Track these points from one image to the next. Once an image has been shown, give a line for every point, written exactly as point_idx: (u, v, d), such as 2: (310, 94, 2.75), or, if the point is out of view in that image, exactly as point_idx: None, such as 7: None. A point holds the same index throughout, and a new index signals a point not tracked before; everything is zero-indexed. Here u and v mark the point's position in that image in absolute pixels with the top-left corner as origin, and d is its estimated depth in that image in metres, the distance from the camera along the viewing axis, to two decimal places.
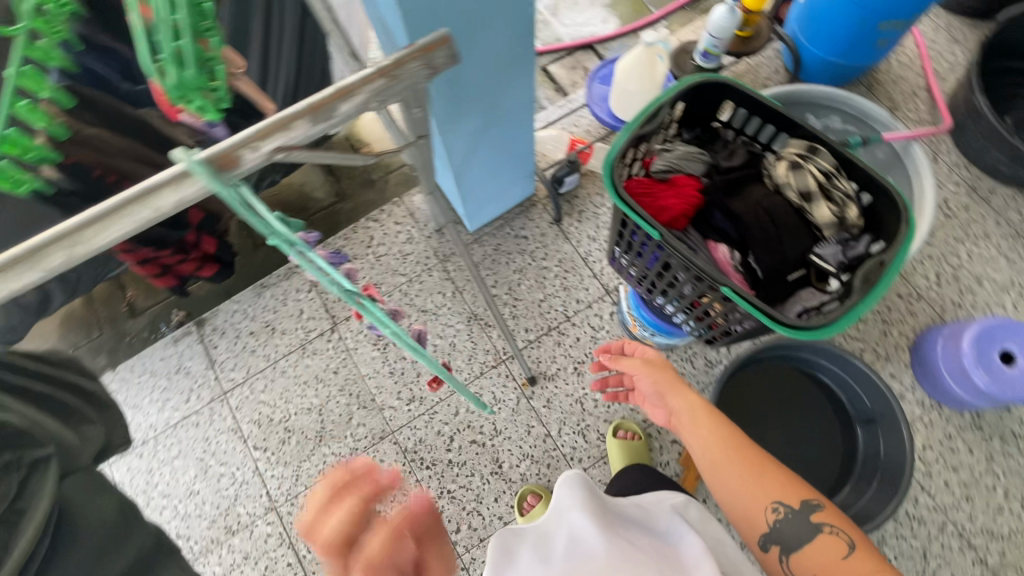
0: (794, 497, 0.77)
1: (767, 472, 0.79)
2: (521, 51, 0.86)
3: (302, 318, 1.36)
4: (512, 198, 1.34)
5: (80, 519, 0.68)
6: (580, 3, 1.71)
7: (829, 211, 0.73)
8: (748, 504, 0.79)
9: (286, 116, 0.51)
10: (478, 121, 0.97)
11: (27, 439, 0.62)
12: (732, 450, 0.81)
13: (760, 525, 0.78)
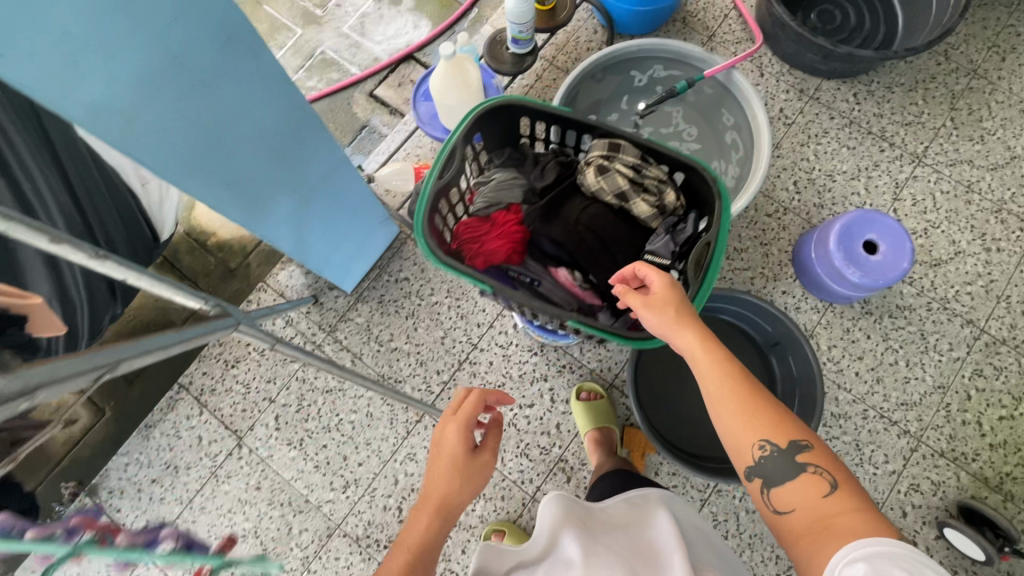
0: (785, 436, 0.66)
1: (761, 412, 0.67)
2: (304, 126, 0.78)
3: (202, 446, 1.24)
4: (378, 246, 1.25)
5: None
6: (386, 14, 1.61)
7: (646, 203, 0.80)
8: (736, 437, 0.67)
9: None
10: (290, 200, 0.87)
11: None
12: (735, 387, 0.67)
13: (744, 459, 0.67)
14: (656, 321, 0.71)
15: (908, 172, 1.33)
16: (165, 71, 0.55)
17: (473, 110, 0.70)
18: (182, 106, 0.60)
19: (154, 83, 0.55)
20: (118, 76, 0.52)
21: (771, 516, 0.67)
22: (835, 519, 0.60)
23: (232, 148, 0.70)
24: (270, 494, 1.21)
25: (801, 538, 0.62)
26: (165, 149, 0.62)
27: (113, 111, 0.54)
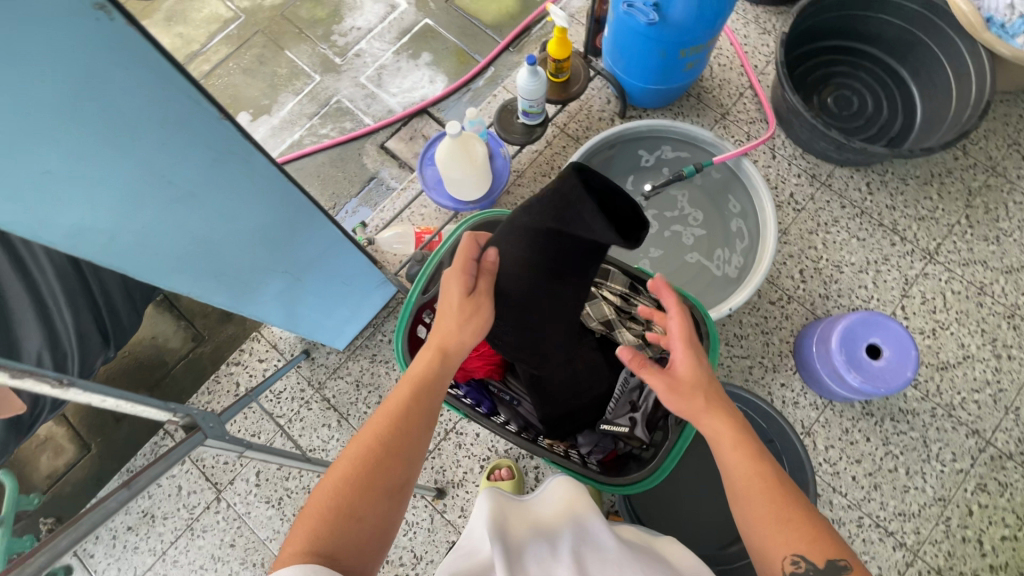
0: (821, 554, 0.59)
1: (801, 517, 0.62)
2: (302, 223, 0.79)
3: (180, 497, 1.24)
4: (374, 308, 1.24)
5: None
6: (404, 68, 1.64)
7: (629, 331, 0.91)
8: (765, 540, 0.62)
9: None
10: (286, 280, 0.89)
11: None
12: (759, 491, 0.63)
13: (772, 568, 0.61)
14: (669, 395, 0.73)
15: (919, 268, 1.29)
16: (144, 194, 0.57)
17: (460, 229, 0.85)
18: (168, 216, 0.61)
19: (137, 202, 0.57)
20: (102, 198, 0.54)
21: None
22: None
23: (224, 244, 0.71)
24: (244, 552, 1.20)
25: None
26: (150, 252, 0.64)
27: (95, 227, 0.56)
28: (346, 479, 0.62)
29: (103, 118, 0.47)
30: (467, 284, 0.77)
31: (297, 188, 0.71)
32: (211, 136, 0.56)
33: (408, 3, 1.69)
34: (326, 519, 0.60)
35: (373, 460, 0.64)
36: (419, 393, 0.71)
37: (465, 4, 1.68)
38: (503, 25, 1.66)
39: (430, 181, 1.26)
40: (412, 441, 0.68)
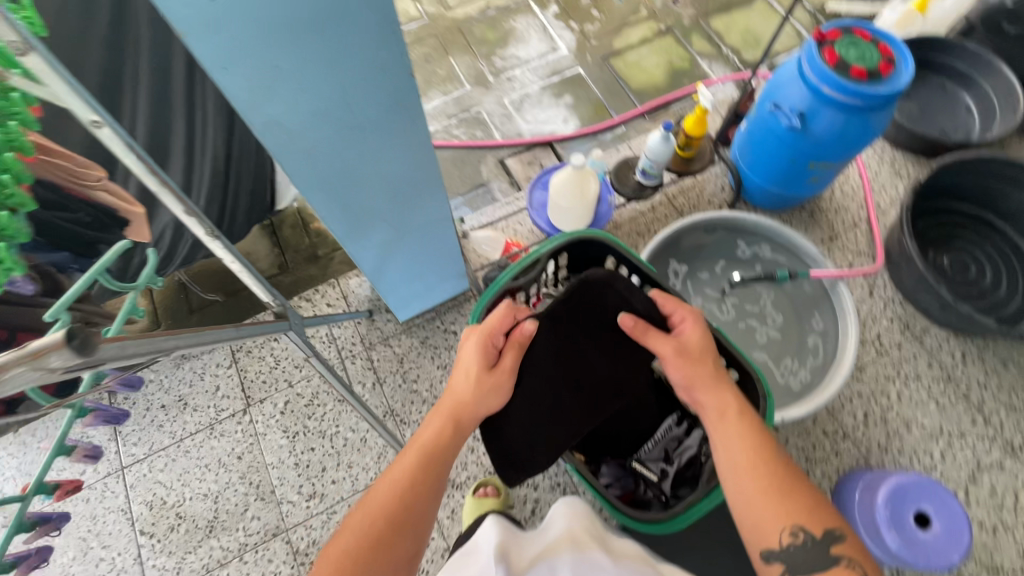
0: (818, 526, 0.69)
1: (796, 494, 0.71)
2: (425, 184, 0.86)
3: (214, 396, 1.32)
4: (443, 295, 1.31)
5: None
6: (545, 102, 1.77)
7: None
8: (766, 516, 0.70)
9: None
10: (389, 234, 0.97)
11: None
12: (764, 468, 0.72)
13: (772, 539, 0.70)
14: (682, 369, 0.81)
15: (995, 458, 1.20)
16: (333, 111, 0.65)
17: (564, 238, 0.88)
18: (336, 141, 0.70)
19: (321, 116, 0.65)
20: (301, 108, 0.63)
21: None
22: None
23: (362, 182, 0.80)
24: (246, 467, 1.25)
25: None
26: (307, 165, 0.72)
27: (282, 129, 0.65)
28: (363, 544, 0.69)
29: (341, 35, 0.56)
30: (487, 357, 0.83)
31: (435, 150, 0.79)
32: (401, 79, 0.64)
33: (568, 49, 1.85)
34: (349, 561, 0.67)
35: (394, 514, 0.72)
36: (434, 453, 0.78)
37: (618, 66, 1.81)
38: (646, 94, 1.76)
39: (536, 203, 1.34)
40: (421, 504, 0.74)
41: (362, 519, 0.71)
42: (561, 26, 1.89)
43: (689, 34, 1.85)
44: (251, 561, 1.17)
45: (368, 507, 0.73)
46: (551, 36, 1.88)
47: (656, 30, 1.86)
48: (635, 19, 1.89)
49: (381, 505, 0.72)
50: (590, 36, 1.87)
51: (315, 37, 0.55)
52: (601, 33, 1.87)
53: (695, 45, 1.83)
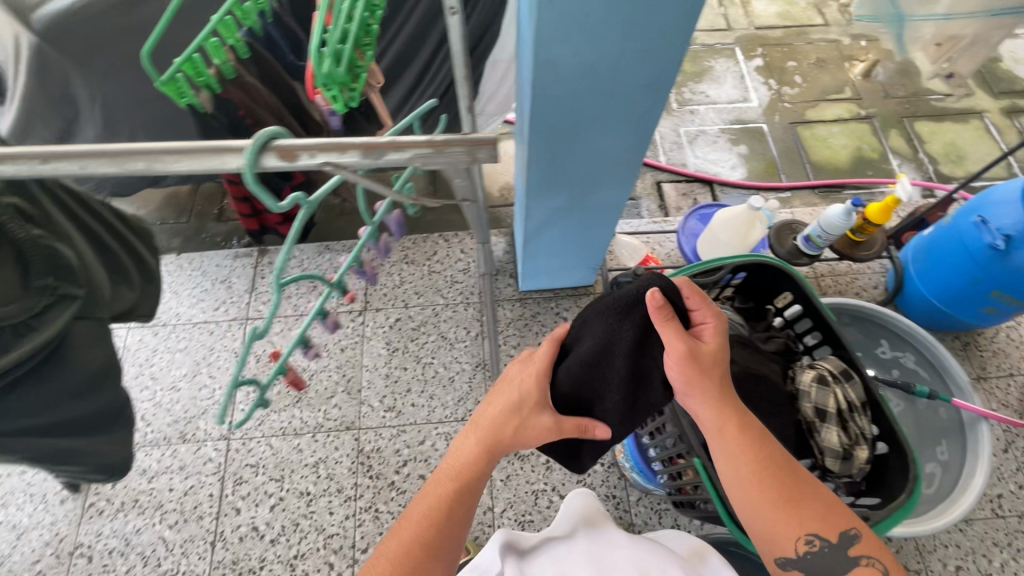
0: (833, 530, 0.59)
1: (806, 503, 0.60)
2: (623, 162, 0.91)
3: (341, 290, 1.44)
4: (569, 280, 1.36)
5: (80, 352, 0.61)
6: (719, 144, 1.77)
7: (837, 439, 0.66)
8: (778, 530, 0.60)
9: (340, 142, 0.53)
10: (564, 204, 1.01)
11: (74, 273, 0.59)
12: (771, 479, 0.60)
13: (787, 549, 0.60)
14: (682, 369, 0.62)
15: None
16: (602, 68, 0.71)
17: (751, 254, 0.74)
18: (585, 98, 0.76)
19: (590, 68, 0.71)
20: (580, 57, 0.69)
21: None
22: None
23: (579, 144, 0.85)
24: (345, 361, 1.35)
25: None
26: (548, 110, 0.77)
27: (553, 70, 0.71)
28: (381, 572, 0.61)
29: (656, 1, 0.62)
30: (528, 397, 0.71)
31: (652, 132, 0.84)
32: (673, 54, 0.70)
33: (759, 103, 1.84)
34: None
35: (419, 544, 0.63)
36: (462, 481, 0.68)
37: (803, 134, 1.78)
38: (823, 169, 1.71)
39: (688, 230, 1.33)
40: (448, 537, 0.65)
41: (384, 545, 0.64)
42: (760, 80, 1.89)
43: (888, 128, 1.79)
44: (320, 442, 1.26)
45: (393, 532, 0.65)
46: (746, 85, 1.88)
47: (854, 114, 1.81)
48: (837, 96, 1.85)
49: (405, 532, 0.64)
50: (785, 98, 1.85)
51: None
52: (797, 98, 1.85)
53: (890, 140, 1.76)
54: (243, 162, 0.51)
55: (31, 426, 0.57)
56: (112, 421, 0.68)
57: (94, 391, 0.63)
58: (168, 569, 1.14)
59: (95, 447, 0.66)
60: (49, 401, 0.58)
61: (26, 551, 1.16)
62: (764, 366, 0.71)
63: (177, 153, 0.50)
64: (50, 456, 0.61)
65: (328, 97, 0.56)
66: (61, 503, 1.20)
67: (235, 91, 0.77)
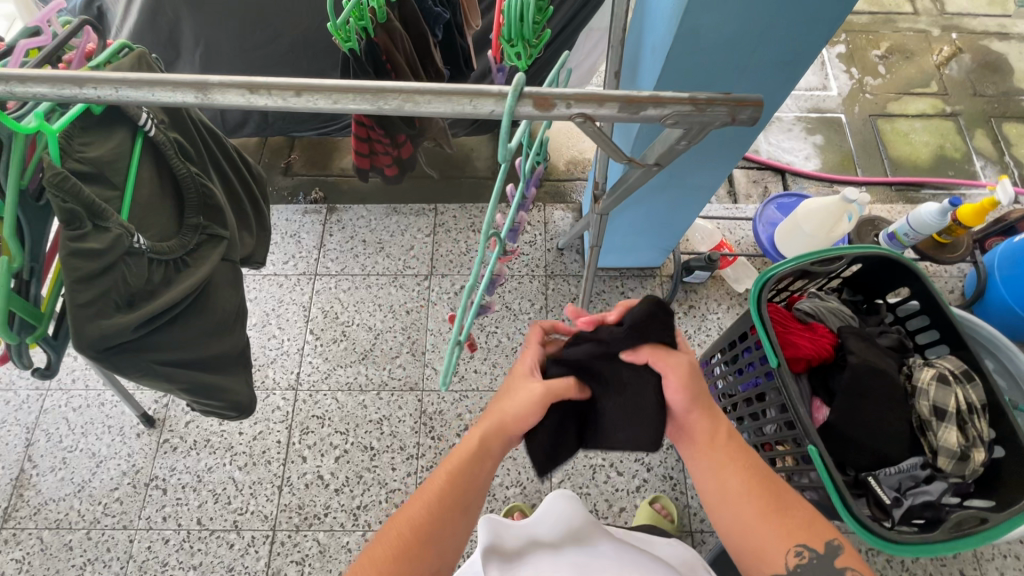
0: (817, 539, 0.56)
1: (787, 510, 0.57)
2: (735, 140, 0.88)
3: (408, 253, 1.45)
4: (639, 260, 1.33)
5: (219, 292, 0.63)
6: (794, 132, 1.71)
7: (957, 439, 0.65)
8: (761, 540, 0.56)
9: (600, 92, 0.44)
10: (661, 180, 1.00)
11: (219, 214, 0.63)
12: (752, 482, 0.58)
13: (774, 565, 0.55)
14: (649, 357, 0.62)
15: None
16: (747, 41, 0.69)
17: (881, 249, 0.72)
18: (721, 70, 0.74)
19: (734, 41, 0.69)
20: (725, 28, 0.67)
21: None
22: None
23: None
24: (410, 322, 1.36)
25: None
26: (677, 81, 0.76)
27: (694, 40, 0.69)
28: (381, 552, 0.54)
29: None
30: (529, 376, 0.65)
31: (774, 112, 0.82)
32: (824, 33, 0.68)
33: (839, 92, 1.77)
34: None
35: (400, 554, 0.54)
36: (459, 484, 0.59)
37: (883, 128, 1.71)
38: (903, 166, 1.65)
39: (765, 218, 1.30)
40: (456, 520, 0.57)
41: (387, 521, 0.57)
42: (841, 68, 1.82)
43: (974, 127, 1.71)
44: (384, 400, 1.28)
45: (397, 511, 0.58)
46: (826, 73, 1.81)
47: (939, 110, 1.74)
48: (922, 90, 1.78)
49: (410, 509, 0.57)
50: (866, 89, 1.78)
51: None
52: (879, 89, 1.78)
53: (975, 140, 1.69)
54: (476, 106, 0.42)
55: (185, 359, 0.59)
56: (240, 362, 0.68)
57: (228, 330, 0.64)
58: (236, 508, 1.18)
59: (230, 384, 0.65)
60: (196, 335, 0.59)
61: (104, 479, 1.20)
62: (883, 359, 0.70)
63: (431, 92, 0.41)
64: (196, 391, 0.61)
65: (510, 53, 0.55)
66: (138, 437, 1.24)
67: (383, 36, 0.73)
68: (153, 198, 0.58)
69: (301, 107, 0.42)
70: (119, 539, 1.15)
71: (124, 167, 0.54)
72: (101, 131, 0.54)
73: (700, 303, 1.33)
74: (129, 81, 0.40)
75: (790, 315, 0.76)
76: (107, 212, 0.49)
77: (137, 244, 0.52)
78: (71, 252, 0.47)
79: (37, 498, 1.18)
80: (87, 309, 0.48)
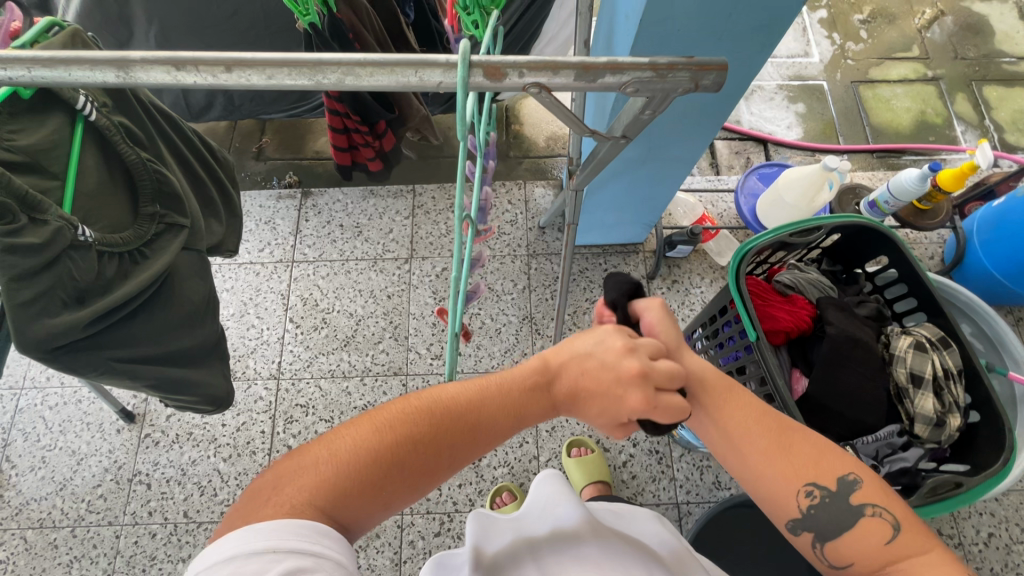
0: (829, 475, 0.54)
1: (796, 445, 0.55)
2: (714, 109, 0.86)
3: (387, 237, 1.42)
4: (622, 236, 1.32)
5: (183, 285, 0.61)
6: (776, 101, 1.68)
7: (932, 406, 0.66)
8: (771, 486, 0.55)
9: (554, 58, 0.42)
10: (639, 153, 0.97)
11: (176, 201, 0.61)
12: (758, 422, 0.56)
13: (788, 510, 0.55)
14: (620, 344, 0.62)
15: None
16: (723, 4, 0.66)
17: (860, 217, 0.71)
18: (694, 38, 0.71)
19: (708, 8, 0.66)
20: None
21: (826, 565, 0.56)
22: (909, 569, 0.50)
23: None
24: (392, 308, 1.34)
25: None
26: (652, 48, 0.73)
27: (667, 6, 0.66)
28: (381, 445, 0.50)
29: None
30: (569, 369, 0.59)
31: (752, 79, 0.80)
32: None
33: (821, 59, 1.75)
34: (318, 490, 0.46)
35: (412, 438, 0.50)
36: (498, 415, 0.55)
37: (865, 94, 1.70)
38: (884, 133, 1.64)
39: (747, 190, 1.28)
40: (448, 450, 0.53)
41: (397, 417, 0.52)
42: (822, 34, 1.79)
43: (955, 92, 1.70)
44: (368, 386, 1.27)
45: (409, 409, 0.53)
46: (808, 39, 1.78)
47: (920, 75, 1.72)
48: (903, 55, 1.76)
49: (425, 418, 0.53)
50: (848, 55, 1.76)
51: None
52: (861, 55, 1.76)
53: (956, 105, 1.68)
54: (405, 77, 0.40)
55: (146, 355, 0.57)
56: (212, 353, 0.67)
57: (195, 323, 0.63)
58: (223, 500, 1.17)
59: (202, 377, 0.65)
60: (159, 330, 0.58)
61: (86, 477, 1.18)
62: (861, 329, 0.70)
63: (373, 64, 0.39)
64: (164, 386, 0.60)
65: (467, 22, 0.52)
66: (118, 433, 1.22)
67: (347, 11, 0.72)
68: (100, 187, 0.55)
69: (234, 84, 0.40)
70: (105, 535, 1.14)
71: (62, 155, 0.52)
72: (34, 117, 0.51)
73: (683, 277, 1.32)
74: (42, 60, 0.38)
75: (769, 287, 0.75)
76: (42, 203, 0.47)
77: (81, 237, 0.50)
78: (10, 247, 0.45)
79: (17, 498, 1.16)
80: (30, 308, 0.48)
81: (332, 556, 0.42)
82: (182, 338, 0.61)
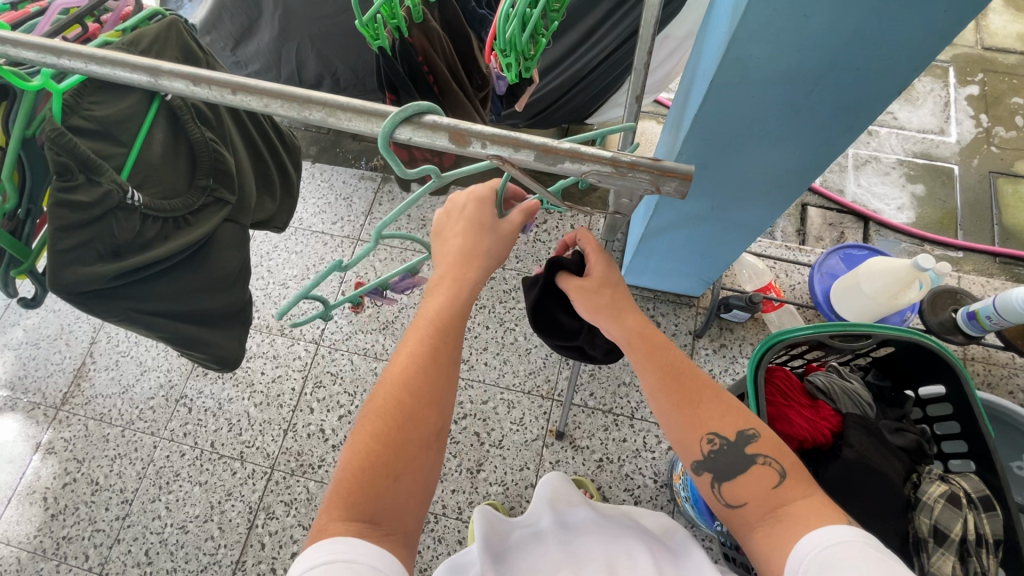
0: (734, 427, 0.58)
1: (711, 395, 0.59)
2: (787, 181, 0.80)
3: None
4: (676, 286, 1.26)
5: (221, 252, 0.74)
6: (891, 177, 1.52)
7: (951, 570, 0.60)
8: (680, 436, 0.59)
9: (519, 135, 0.42)
10: (701, 211, 0.92)
11: (228, 179, 0.73)
12: (674, 368, 0.60)
13: (692, 452, 0.59)
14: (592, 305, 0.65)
15: None
16: (803, 80, 0.61)
17: (919, 337, 0.68)
18: (768, 110, 0.67)
19: (786, 77, 0.62)
20: (779, 62, 0.60)
21: (723, 511, 0.58)
22: (791, 510, 0.52)
23: (746, 159, 0.77)
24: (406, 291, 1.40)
25: (757, 531, 0.53)
26: (724, 109, 0.69)
27: (742, 71, 0.62)
28: (369, 443, 0.54)
29: (904, 16, 0.52)
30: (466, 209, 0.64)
31: (836, 158, 0.73)
32: (901, 79, 0.59)
33: (958, 140, 1.55)
34: (341, 508, 0.51)
35: (379, 432, 0.55)
36: (432, 347, 0.59)
37: (1004, 189, 1.49)
38: (1016, 237, 1.43)
39: (825, 268, 1.17)
40: (420, 419, 0.56)
41: (362, 432, 0.56)
42: (968, 112, 1.59)
43: None
44: None
45: (365, 418, 0.57)
46: (947, 116, 1.59)
47: None
48: None
49: (377, 406, 0.57)
50: (993, 140, 1.55)
51: (877, 12, 0.52)
52: (1010, 144, 1.54)
53: None
54: (378, 128, 0.42)
55: (167, 311, 0.69)
56: (229, 319, 0.79)
57: (224, 289, 0.75)
58: (246, 440, 1.27)
59: (215, 339, 0.76)
60: (184, 290, 0.70)
61: (145, 387, 1.34)
62: (888, 461, 0.66)
63: (352, 109, 0.42)
64: (177, 340, 0.72)
65: (503, 63, 0.55)
66: (178, 356, 1.37)
67: (419, 36, 0.80)
68: (162, 158, 0.67)
69: (238, 105, 0.43)
70: (146, 443, 1.28)
71: (131, 128, 0.63)
72: (113, 93, 0.63)
73: (733, 343, 1.24)
74: (99, 59, 0.43)
75: (797, 386, 0.73)
76: (100, 168, 0.58)
77: (129, 201, 0.62)
78: (58, 202, 0.56)
79: (89, 390, 1.34)
80: (67, 255, 0.58)
81: (380, 564, 0.47)
82: (200, 303, 0.73)
